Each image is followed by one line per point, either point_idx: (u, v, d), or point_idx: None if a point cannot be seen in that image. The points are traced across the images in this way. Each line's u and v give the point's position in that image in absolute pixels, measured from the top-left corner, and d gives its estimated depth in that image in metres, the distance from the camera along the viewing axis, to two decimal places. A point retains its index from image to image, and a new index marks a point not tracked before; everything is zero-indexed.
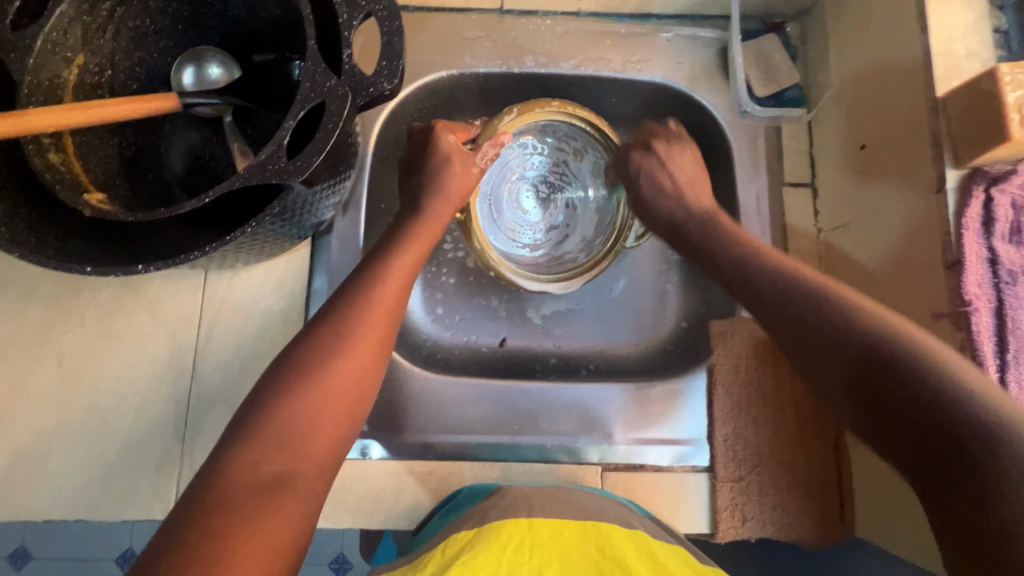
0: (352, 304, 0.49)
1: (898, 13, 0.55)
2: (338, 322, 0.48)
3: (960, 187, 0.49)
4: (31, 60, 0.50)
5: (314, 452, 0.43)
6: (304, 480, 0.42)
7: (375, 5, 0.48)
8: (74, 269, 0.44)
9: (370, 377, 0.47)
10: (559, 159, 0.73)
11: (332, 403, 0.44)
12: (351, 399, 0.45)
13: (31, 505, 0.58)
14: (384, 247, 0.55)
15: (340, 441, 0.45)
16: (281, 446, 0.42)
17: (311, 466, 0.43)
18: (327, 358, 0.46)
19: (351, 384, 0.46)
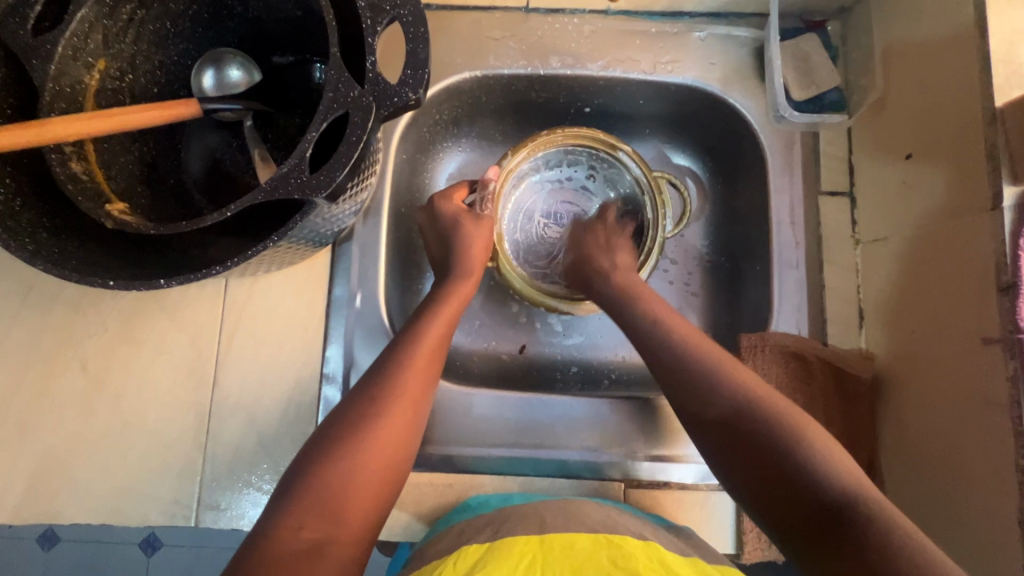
0: (388, 376, 0.49)
1: (953, 16, 0.51)
2: (373, 392, 0.48)
3: (1018, 205, 0.46)
4: (52, 66, 0.50)
5: (354, 512, 0.43)
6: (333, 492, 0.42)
7: (400, 10, 0.46)
8: (96, 282, 0.43)
9: (408, 437, 0.48)
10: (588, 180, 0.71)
11: (370, 468, 0.45)
12: (391, 459, 0.46)
13: (56, 507, 0.59)
14: (419, 314, 0.55)
15: (384, 489, 0.46)
16: (318, 506, 0.42)
17: (349, 520, 0.43)
18: (364, 418, 0.46)
19: (389, 449, 0.46)
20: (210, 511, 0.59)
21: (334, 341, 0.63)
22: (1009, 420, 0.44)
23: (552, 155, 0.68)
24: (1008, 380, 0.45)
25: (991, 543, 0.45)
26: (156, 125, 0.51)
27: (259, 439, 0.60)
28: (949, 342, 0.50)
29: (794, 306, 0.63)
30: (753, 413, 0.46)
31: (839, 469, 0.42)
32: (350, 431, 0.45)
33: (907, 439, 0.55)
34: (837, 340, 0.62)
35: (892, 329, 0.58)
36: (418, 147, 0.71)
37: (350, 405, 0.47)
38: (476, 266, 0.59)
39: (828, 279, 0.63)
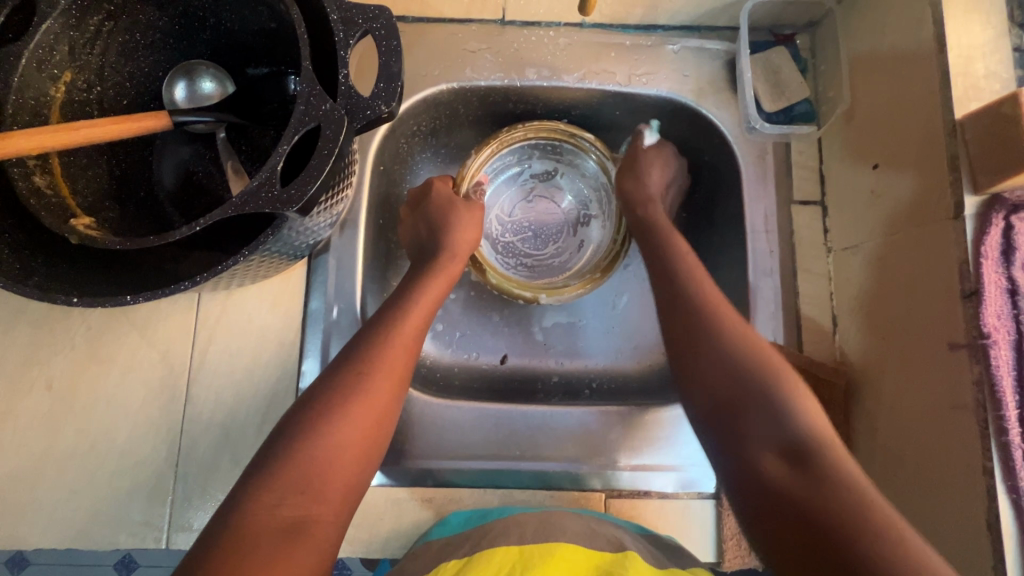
0: (368, 346, 0.51)
1: (913, 31, 0.53)
2: (360, 362, 0.49)
3: (978, 213, 0.47)
4: (16, 78, 0.50)
5: (332, 490, 0.44)
6: (310, 483, 0.43)
7: (372, 24, 0.46)
8: (59, 300, 0.42)
9: (391, 407, 0.50)
10: (543, 172, 0.74)
11: (353, 431, 0.46)
12: (370, 424, 0.48)
13: (19, 532, 0.56)
14: (406, 284, 0.58)
15: (364, 464, 0.47)
16: (294, 490, 0.43)
17: (327, 498, 0.44)
18: (342, 396, 0.47)
19: (368, 425, 0.47)
20: (183, 532, 0.57)
21: (310, 354, 0.62)
22: (975, 423, 0.45)
23: (533, 145, 0.71)
24: (973, 385, 0.46)
25: (961, 545, 0.46)
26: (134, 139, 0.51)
27: (233, 458, 0.59)
28: (918, 349, 0.51)
29: (770, 313, 0.64)
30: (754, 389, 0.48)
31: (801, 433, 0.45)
32: (332, 408, 0.46)
33: (880, 443, 0.56)
34: (812, 347, 0.63)
35: (864, 336, 0.59)
36: (395, 158, 0.70)
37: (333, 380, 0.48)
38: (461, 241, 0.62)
39: (802, 286, 0.64)
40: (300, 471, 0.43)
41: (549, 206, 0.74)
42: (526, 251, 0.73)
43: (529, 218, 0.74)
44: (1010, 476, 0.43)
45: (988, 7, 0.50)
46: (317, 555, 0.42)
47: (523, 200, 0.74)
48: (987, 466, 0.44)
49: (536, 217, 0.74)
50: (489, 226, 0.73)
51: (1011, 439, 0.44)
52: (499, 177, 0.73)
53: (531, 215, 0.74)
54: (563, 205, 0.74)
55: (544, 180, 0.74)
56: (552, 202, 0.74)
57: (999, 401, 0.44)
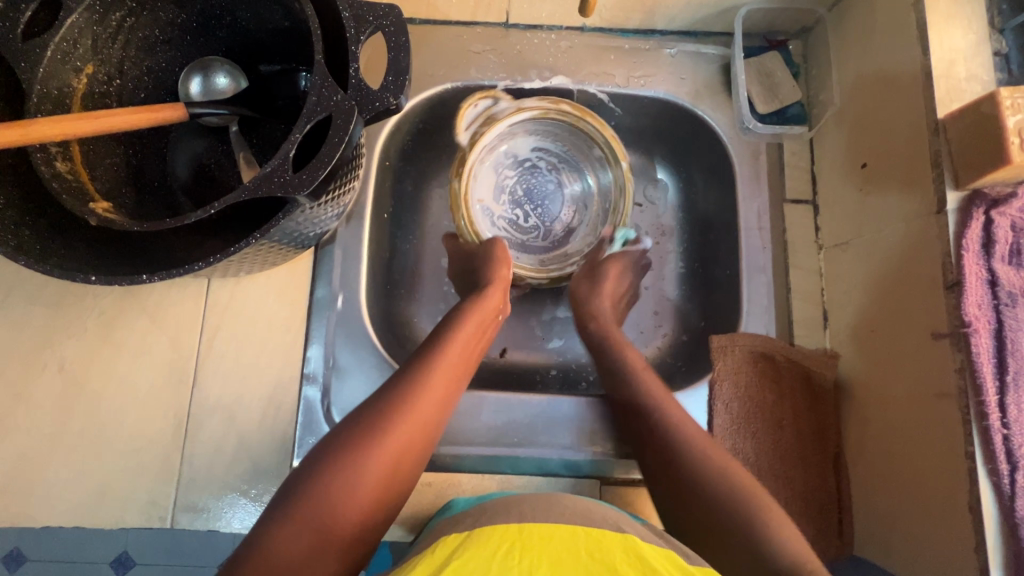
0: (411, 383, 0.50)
1: (900, 36, 0.55)
2: (391, 401, 0.49)
3: (960, 208, 0.49)
4: (40, 69, 0.51)
5: (345, 526, 0.43)
6: (325, 520, 0.42)
7: (382, 21, 0.49)
8: (78, 277, 0.44)
9: (409, 458, 0.48)
10: (496, 206, 0.73)
11: (372, 481, 0.45)
12: (404, 461, 0.47)
13: (28, 509, 0.58)
14: (450, 318, 0.58)
15: (373, 513, 0.45)
16: (315, 520, 0.42)
17: (342, 536, 0.43)
18: (360, 446, 0.46)
19: (387, 474, 0.46)
20: (188, 512, 0.59)
21: (316, 342, 0.64)
22: (958, 409, 0.47)
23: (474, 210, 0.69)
24: (956, 372, 0.47)
25: (947, 533, 0.47)
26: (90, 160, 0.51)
27: (238, 441, 0.60)
28: (904, 338, 0.53)
29: (762, 308, 0.66)
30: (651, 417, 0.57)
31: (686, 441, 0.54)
32: (353, 446, 0.45)
33: (869, 435, 0.57)
34: (803, 341, 0.65)
35: (852, 330, 0.60)
36: (401, 155, 0.73)
37: (384, 407, 0.48)
38: (500, 279, 0.62)
39: (794, 282, 0.66)
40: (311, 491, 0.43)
41: (520, 189, 0.74)
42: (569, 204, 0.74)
43: (536, 209, 0.74)
44: (992, 460, 0.45)
45: (969, 13, 0.53)
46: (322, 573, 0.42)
47: (514, 221, 0.74)
48: (969, 450, 0.46)
49: (534, 203, 0.74)
50: (538, 246, 0.74)
51: (992, 423, 0.45)
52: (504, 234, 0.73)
53: (533, 206, 0.74)
54: (515, 173, 0.74)
55: (500, 199, 0.73)
56: (520, 183, 0.74)
57: (981, 387, 0.46)
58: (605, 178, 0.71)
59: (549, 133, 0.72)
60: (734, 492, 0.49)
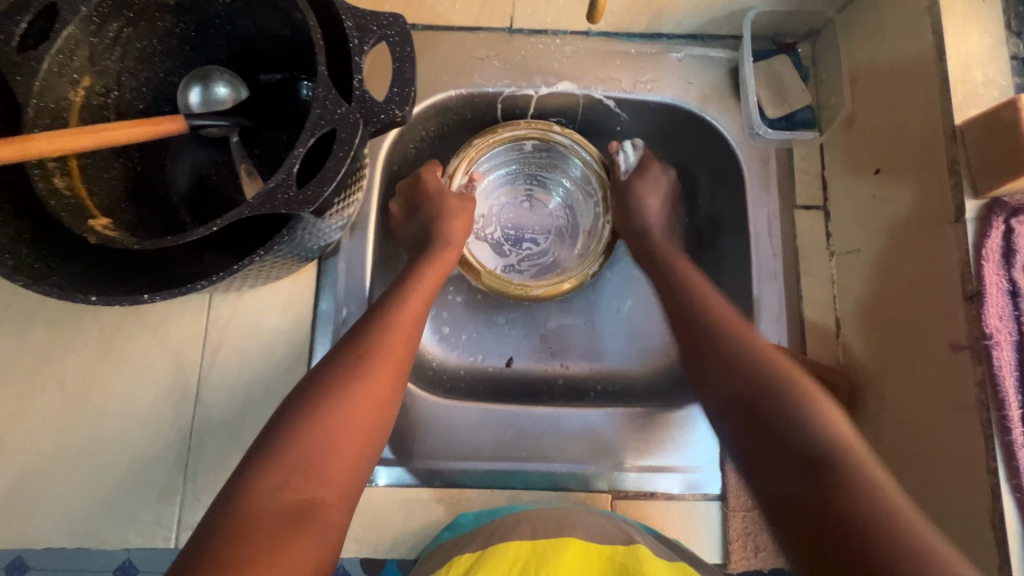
0: (363, 341, 0.52)
1: (914, 40, 0.54)
2: (359, 347, 0.51)
3: (979, 217, 0.48)
4: (36, 83, 0.51)
5: (332, 473, 0.45)
6: (308, 470, 0.44)
7: (386, 30, 0.48)
8: (78, 298, 0.43)
9: (383, 402, 0.50)
10: (492, 244, 0.74)
11: (349, 427, 0.47)
12: (373, 412, 0.49)
13: (30, 530, 0.57)
14: (407, 273, 0.60)
15: (356, 458, 0.47)
16: (300, 470, 0.44)
17: (331, 482, 0.45)
18: (332, 394, 0.48)
19: (362, 417, 0.48)
20: (192, 530, 0.58)
21: (320, 355, 0.62)
22: (979, 423, 0.46)
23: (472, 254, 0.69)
24: (976, 385, 0.46)
25: (969, 550, 0.46)
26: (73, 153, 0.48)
27: (242, 457, 0.59)
28: (921, 349, 0.52)
29: (773, 316, 0.65)
30: (756, 380, 0.50)
31: (819, 420, 0.47)
32: (325, 397, 0.47)
33: (884, 447, 0.56)
34: (816, 350, 0.64)
35: (866, 339, 0.59)
36: (404, 163, 0.72)
37: (342, 367, 0.50)
38: (456, 231, 0.64)
39: (805, 289, 0.65)
40: (293, 471, 0.44)
41: (509, 220, 0.75)
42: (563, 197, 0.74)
43: (533, 233, 0.75)
44: (1015, 475, 0.44)
45: (985, 17, 0.52)
46: (319, 548, 0.42)
47: (532, 249, 0.74)
48: (991, 465, 0.45)
49: (527, 227, 0.75)
50: (548, 264, 0.73)
51: (1014, 438, 0.44)
52: (510, 267, 0.73)
53: (528, 230, 0.75)
54: (493, 215, 0.75)
55: (493, 238, 0.74)
56: (507, 214, 0.75)
57: (1002, 401, 0.45)
58: (576, 169, 0.72)
59: (503, 163, 0.73)
60: (870, 490, 0.41)
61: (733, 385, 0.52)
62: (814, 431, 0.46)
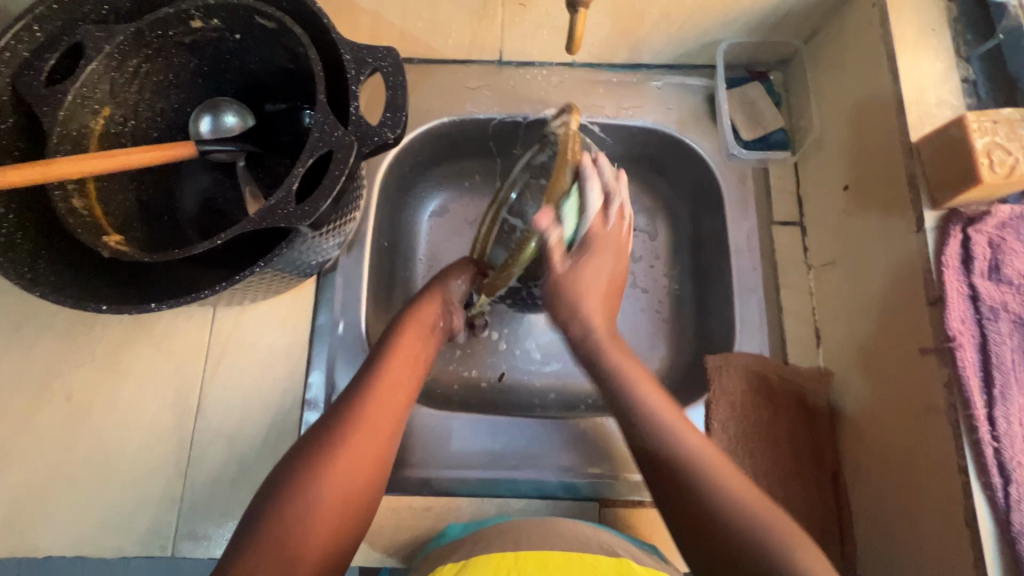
0: (362, 398, 0.51)
1: (871, 66, 0.58)
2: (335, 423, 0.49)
3: (938, 227, 0.51)
4: (61, 112, 0.55)
5: (310, 553, 0.44)
6: (284, 548, 0.43)
7: (380, 62, 0.52)
8: (89, 307, 0.46)
9: (365, 479, 0.48)
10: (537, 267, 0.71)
11: (327, 512, 0.45)
12: (350, 495, 0.47)
13: (30, 540, 0.58)
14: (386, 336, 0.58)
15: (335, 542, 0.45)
16: (276, 551, 0.43)
17: (308, 560, 0.43)
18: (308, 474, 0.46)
19: (342, 499, 0.46)
20: (188, 540, 0.59)
21: (318, 367, 0.65)
22: (949, 423, 0.47)
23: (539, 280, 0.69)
24: (945, 387, 0.48)
25: (947, 551, 0.47)
26: (90, 176, 0.52)
27: (239, 466, 0.61)
28: (894, 354, 0.54)
29: (755, 327, 0.67)
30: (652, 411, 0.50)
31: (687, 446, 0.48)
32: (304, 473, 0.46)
33: (866, 452, 0.57)
34: (797, 359, 0.66)
35: (842, 347, 0.61)
36: (400, 186, 0.76)
37: (335, 423, 0.49)
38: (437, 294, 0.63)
39: (785, 302, 0.68)
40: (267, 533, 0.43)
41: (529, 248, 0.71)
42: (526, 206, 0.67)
43: None
44: (984, 473, 0.45)
45: (936, 44, 0.56)
46: None
47: None
48: (962, 464, 0.46)
49: None
50: None
51: (981, 437, 0.45)
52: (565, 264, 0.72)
53: None
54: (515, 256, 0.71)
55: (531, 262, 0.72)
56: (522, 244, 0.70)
57: (968, 401, 0.46)
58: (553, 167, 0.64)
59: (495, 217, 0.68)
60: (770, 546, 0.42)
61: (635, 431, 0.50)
62: (698, 466, 0.46)
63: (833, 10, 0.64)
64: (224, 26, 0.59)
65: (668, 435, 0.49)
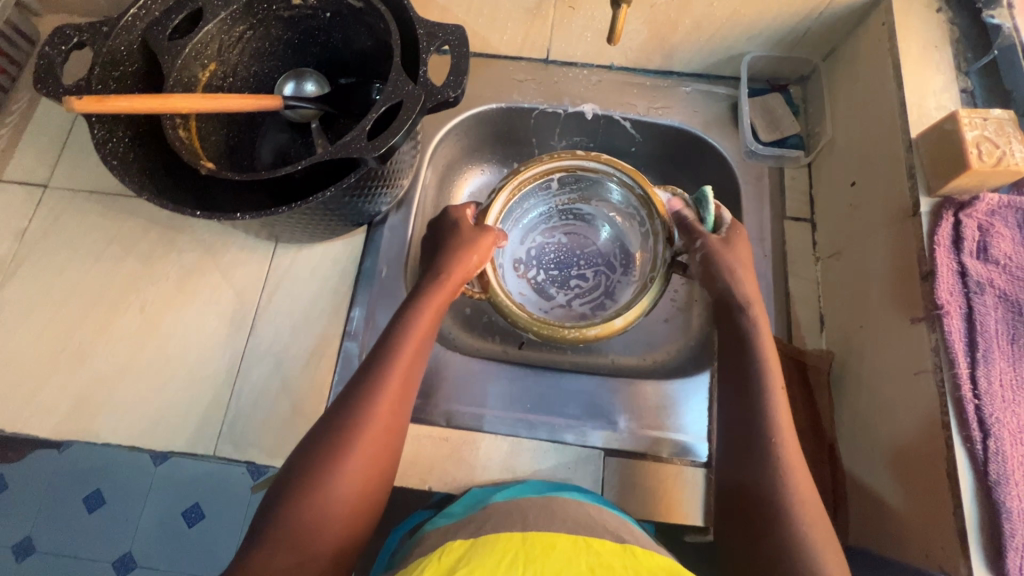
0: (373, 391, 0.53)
1: (879, 76, 0.66)
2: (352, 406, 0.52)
3: (933, 212, 0.56)
4: (178, 61, 0.66)
5: (329, 533, 0.48)
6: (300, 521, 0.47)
7: (449, 37, 0.61)
8: (186, 211, 0.54)
9: (378, 459, 0.52)
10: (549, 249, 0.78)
11: (346, 495, 0.49)
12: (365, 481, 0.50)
13: (94, 427, 0.66)
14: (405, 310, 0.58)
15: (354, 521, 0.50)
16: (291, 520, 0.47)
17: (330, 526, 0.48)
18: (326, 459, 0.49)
19: (358, 480, 0.50)
20: (230, 443, 0.65)
21: (359, 304, 0.72)
22: (935, 384, 0.51)
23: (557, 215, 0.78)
24: (933, 351, 0.52)
25: (930, 505, 0.51)
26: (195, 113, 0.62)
27: (282, 384, 0.68)
28: (890, 327, 0.58)
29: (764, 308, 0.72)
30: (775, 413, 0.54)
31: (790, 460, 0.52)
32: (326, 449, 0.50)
33: (862, 419, 0.61)
34: (801, 341, 0.70)
35: (844, 328, 0.66)
36: (449, 164, 0.86)
37: (347, 409, 0.52)
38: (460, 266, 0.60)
39: (793, 288, 0.73)
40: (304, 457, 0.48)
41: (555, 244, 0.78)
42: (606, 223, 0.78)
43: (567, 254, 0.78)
44: (966, 428, 0.49)
45: (938, 59, 0.63)
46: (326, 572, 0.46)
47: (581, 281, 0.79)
48: (945, 420, 0.50)
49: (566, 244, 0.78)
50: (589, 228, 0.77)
51: (964, 394, 0.49)
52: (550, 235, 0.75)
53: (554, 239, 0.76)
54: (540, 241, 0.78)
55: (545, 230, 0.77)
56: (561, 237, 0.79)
57: (953, 360, 0.50)
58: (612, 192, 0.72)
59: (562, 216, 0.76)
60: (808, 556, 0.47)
61: (743, 434, 0.55)
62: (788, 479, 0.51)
63: (849, 30, 0.72)
64: (318, 5, 0.71)
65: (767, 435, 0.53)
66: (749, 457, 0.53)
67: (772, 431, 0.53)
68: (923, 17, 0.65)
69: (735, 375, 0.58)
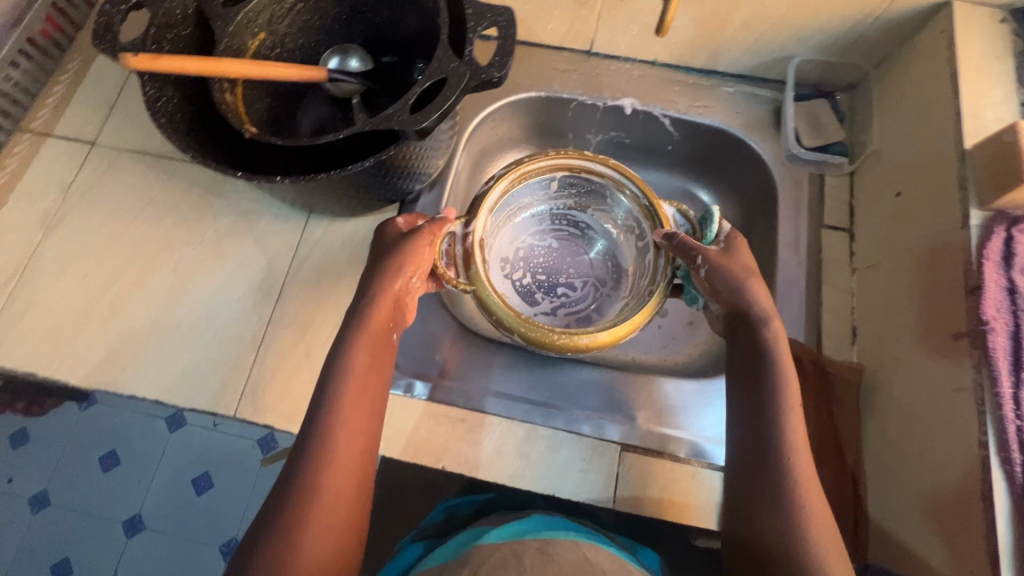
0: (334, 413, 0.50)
1: (934, 85, 0.64)
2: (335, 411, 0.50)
3: (983, 225, 0.54)
4: (230, 27, 0.67)
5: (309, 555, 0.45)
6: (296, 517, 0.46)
7: (497, 18, 0.61)
8: (228, 172, 0.55)
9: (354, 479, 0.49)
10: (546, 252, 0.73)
11: (326, 515, 0.47)
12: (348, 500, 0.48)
13: (122, 379, 0.67)
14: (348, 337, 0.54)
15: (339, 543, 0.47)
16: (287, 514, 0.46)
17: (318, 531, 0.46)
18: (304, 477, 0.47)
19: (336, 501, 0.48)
20: (249, 406, 0.66)
21: None
22: (974, 401, 0.50)
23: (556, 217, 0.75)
24: (974, 368, 0.51)
25: (960, 525, 0.49)
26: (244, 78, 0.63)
27: (304, 352, 0.68)
28: (928, 340, 0.57)
29: (795, 316, 0.70)
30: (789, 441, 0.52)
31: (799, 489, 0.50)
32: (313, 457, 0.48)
33: (892, 433, 0.59)
34: (831, 351, 0.68)
35: (878, 340, 0.64)
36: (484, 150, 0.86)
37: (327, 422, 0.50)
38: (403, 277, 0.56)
39: (825, 297, 0.71)
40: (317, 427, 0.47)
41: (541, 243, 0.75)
42: (600, 236, 0.76)
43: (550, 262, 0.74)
44: (1005, 449, 0.47)
45: (998, 71, 0.61)
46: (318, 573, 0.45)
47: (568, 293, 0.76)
48: (983, 440, 0.48)
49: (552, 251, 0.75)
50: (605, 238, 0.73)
51: (1006, 414, 0.48)
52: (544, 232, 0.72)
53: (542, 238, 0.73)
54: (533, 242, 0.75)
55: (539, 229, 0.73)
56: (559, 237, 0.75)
57: (996, 379, 0.49)
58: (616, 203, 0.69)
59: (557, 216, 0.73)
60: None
61: (754, 455, 0.53)
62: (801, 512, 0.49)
63: (905, 37, 0.70)
64: None
65: (778, 464, 0.51)
66: (763, 484, 0.51)
67: (786, 458, 0.51)
68: (985, 27, 0.63)
69: (748, 399, 0.55)
